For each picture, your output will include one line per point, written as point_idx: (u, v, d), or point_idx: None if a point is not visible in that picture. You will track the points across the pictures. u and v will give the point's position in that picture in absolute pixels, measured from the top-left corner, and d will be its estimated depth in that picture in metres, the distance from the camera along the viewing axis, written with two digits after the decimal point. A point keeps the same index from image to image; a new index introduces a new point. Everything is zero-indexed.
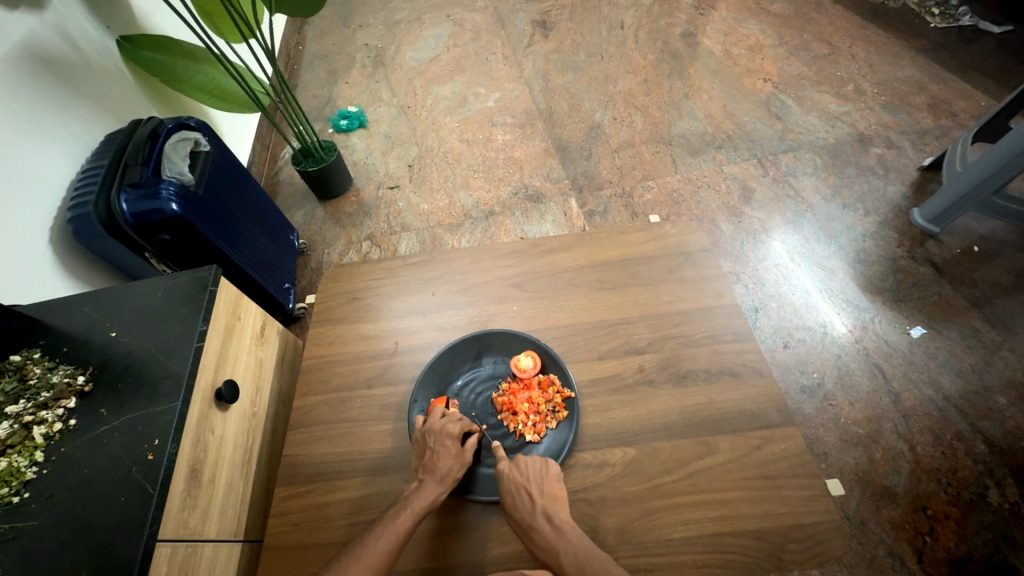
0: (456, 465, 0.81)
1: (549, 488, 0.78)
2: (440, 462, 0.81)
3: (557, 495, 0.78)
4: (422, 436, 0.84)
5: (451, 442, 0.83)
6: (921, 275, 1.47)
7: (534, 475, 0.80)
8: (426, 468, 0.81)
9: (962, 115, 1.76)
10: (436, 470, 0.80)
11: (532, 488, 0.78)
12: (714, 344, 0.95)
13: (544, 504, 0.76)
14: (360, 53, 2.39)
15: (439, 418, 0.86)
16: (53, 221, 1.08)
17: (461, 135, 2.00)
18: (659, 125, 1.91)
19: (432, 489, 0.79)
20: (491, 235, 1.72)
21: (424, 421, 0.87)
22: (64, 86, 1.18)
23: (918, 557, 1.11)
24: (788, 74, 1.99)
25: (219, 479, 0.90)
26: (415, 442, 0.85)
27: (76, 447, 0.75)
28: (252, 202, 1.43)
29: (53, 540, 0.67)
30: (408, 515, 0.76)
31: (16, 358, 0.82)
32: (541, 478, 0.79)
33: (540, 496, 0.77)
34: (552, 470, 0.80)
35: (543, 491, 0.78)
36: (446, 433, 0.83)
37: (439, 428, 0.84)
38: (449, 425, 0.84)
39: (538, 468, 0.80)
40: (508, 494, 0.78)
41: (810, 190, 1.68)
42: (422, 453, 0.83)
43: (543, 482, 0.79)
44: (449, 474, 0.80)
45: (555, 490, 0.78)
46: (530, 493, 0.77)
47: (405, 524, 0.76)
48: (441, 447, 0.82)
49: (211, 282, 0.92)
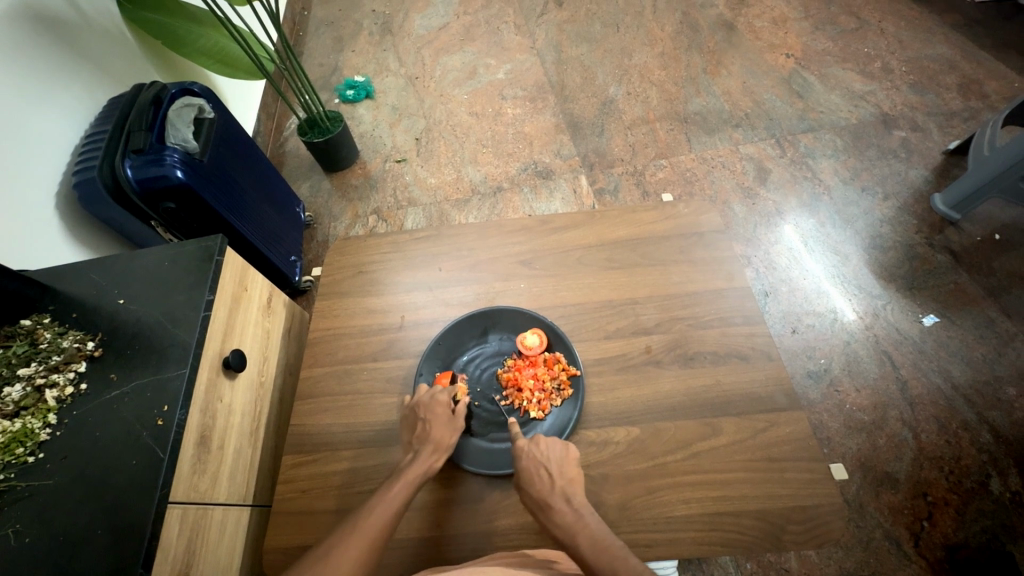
0: (449, 433, 0.83)
1: (567, 469, 0.79)
2: (434, 431, 0.82)
3: (574, 477, 0.79)
4: (412, 409, 0.85)
5: (442, 410, 0.84)
6: (938, 262, 1.44)
7: (554, 456, 0.80)
8: (420, 438, 0.82)
9: (994, 97, 1.69)
10: (430, 440, 0.81)
11: (550, 467, 0.79)
12: (724, 326, 0.94)
13: (562, 485, 0.77)
14: (368, 20, 2.33)
15: (427, 391, 0.87)
16: (58, 188, 1.08)
17: (470, 108, 1.96)
18: (674, 101, 1.85)
19: (427, 458, 0.80)
20: (499, 211, 1.70)
21: (412, 397, 0.88)
22: (62, 48, 1.15)
23: (914, 541, 1.11)
24: (811, 49, 1.91)
25: (228, 446, 0.91)
26: (405, 417, 0.86)
27: (87, 411, 0.76)
28: (257, 171, 1.41)
29: (68, 499, 0.69)
30: (404, 484, 0.78)
31: (27, 323, 0.83)
32: (560, 460, 0.80)
33: (559, 476, 0.78)
34: (571, 454, 0.81)
35: (563, 472, 0.78)
36: (436, 403, 0.84)
37: (427, 400, 0.85)
38: (438, 395, 0.85)
39: (558, 449, 0.81)
40: (526, 470, 0.79)
41: (828, 172, 1.64)
42: (414, 425, 0.84)
43: (563, 464, 0.79)
44: (443, 442, 0.82)
45: (573, 473, 0.79)
46: (550, 472, 0.78)
47: (400, 494, 0.77)
48: (433, 418, 0.83)
49: (217, 252, 0.91)
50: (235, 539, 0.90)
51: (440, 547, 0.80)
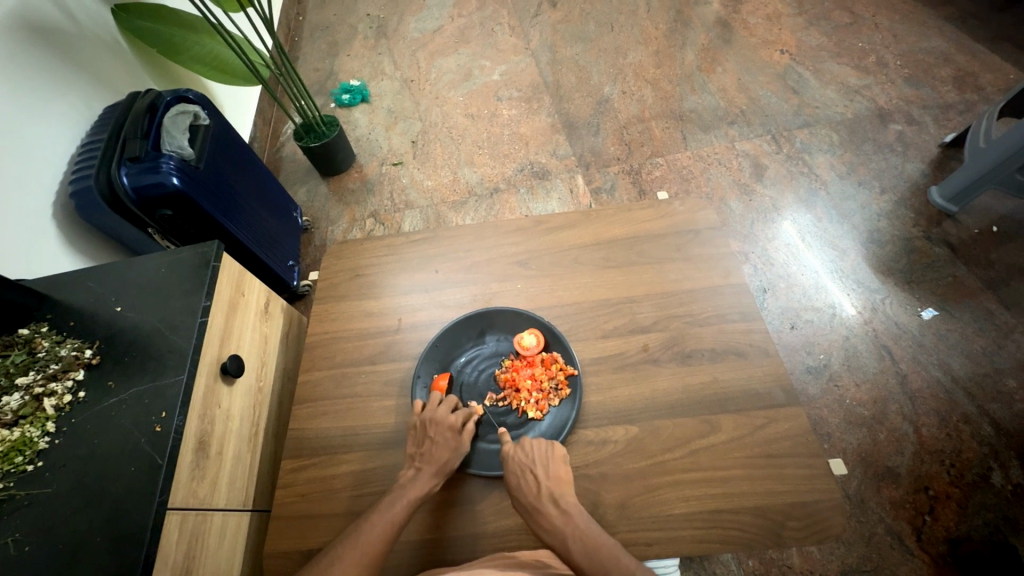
0: (453, 457, 0.82)
1: (554, 469, 0.79)
2: (438, 452, 0.82)
3: (561, 477, 0.79)
4: (421, 425, 0.85)
5: (451, 433, 0.84)
6: (936, 255, 1.43)
7: (539, 456, 0.80)
8: (424, 457, 0.82)
9: (989, 89, 1.69)
10: (433, 461, 0.81)
11: (537, 470, 0.79)
12: (721, 323, 0.94)
13: (550, 486, 0.77)
14: (362, 24, 2.33)
15: (437, 406, 0.87)
16: (55, 197, 1.08)
17: (465, 110, 1.96)
18: (670, 99, 1.85)
19: (428, 480, 0.80)
20: (495, 212, 1.70)
21: (422, 406, 0.88)
22: (57, 58, 1.16)
23: (916, 536, 1.11)
24: (806, 45, 1.91)
25: (227, 452, 0.92)
26: (414, 429, 0.86)
27: (86, 418, 0.76)
28: (254, 177, 1.42)
29: (66, 507, 0.69)
30: (404, 505, 0.77)
31: (25, 331, 0.83)
32: (546, 460, 0.80)
33: (546, 477, 0.78)
34: (558, 452, 0.81)
35: (549, 473, 0.79)
36: (447, 425, 0.84)
37: (440, 418, 0.85)
38: (448, 416, 0.85)
39: (543, 448, 0.82)
40: (513, 476, 0.79)
41: (824, 167, 1.64)
42: (421, 442, 0.83)
43: (549, 464, 0.80)
44: (445, 466, 0.81)
45: (560, 472, 0.79)
46: (536, 475, 0.78)
47: (400, 514, 0.76)
48: (440, 439, 0.83)
49: (213, 258, 0.91)
50: (234, 545, 0.91)
51: (439, 549, 0.80)
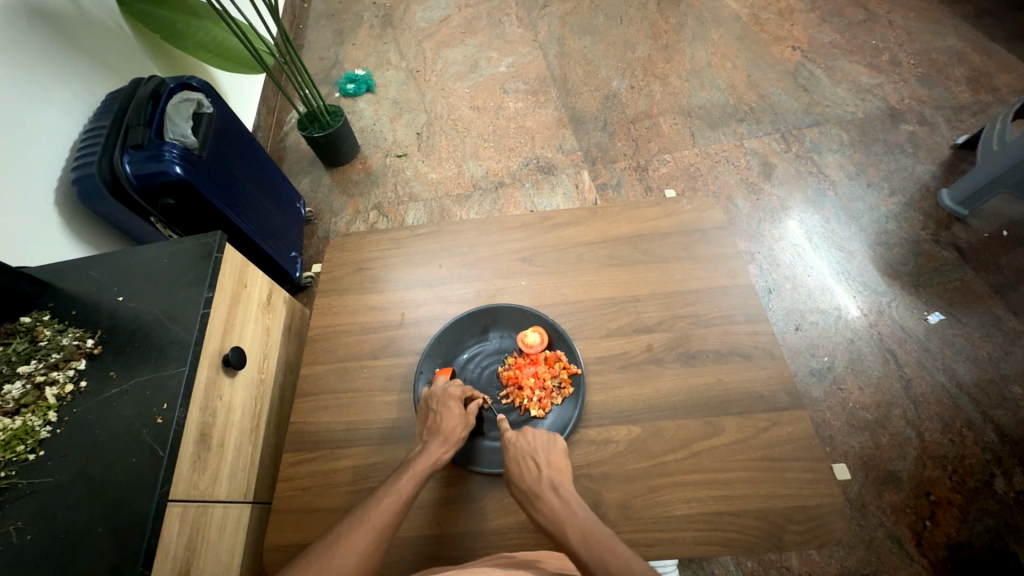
0: (460, 426, 0.82)
1: (555, 460, 0.78)
2: (445, 422, 0.82)
3: (562, 467, 0.78)
4: (426, 400, 0.85)
5: (454, 403, 0.84)
6: (944, 259, 1.42)
7: (541, 446, 0.80)
8: (430, 429, 0.82)
9: (1003, 90, 1.67)
10: (440, 430, 0.81)
11: (538, 458, 0.78)
12: (727, 325, 0.93)
13: (549, 474, 0.76)
14: (368, 12, 2.31)
15: (442, 383, 0.87)
16: (57, 184, 1.08)
17: (471, 102, 1.94)
18: (678, 95, 1.83)
19: (436, 449, 0.80)
20: (500, 207, 1.69)
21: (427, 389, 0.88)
22: (59, 42, 1.14)
23: (916, 540, 1.11)
24: (818, 41, 1.88)
25: (228, 444, 0.91)
26: (420, 407, 0.86)
27: (87, 409, 0.76)
28: (257, 167, 1.40)
29: (68, 498, 0.69)
30: (411, 476, 0.77)
31: (26, 320, 0.82)
32: (547, 450, 0.80)
33: (546, 466, 0.77)
34: (558, 444, 0.81)
35: (550, 462, 0.78)
36: (448, 396, 0.84)
37: (441, 392, 0.85)
38: (451, 388, 0.85)
39: (544, 439, 0.81)
40: (514, 462, 0.79)
41: (834, 167, 1.62)
42: (426, 416, 0.84)
43: (550, 455, 0.79)
44: (452, 433, 0.81)
45: (560, 463, 0.78)
46: (536, 463, 0.78)
47: (407, 487, 0.76)
48: (445, 410, 0.83)
49: (215, 249, 0.91)
50: (235, 536, 0.91)
51: (440, 546, 0.80)
